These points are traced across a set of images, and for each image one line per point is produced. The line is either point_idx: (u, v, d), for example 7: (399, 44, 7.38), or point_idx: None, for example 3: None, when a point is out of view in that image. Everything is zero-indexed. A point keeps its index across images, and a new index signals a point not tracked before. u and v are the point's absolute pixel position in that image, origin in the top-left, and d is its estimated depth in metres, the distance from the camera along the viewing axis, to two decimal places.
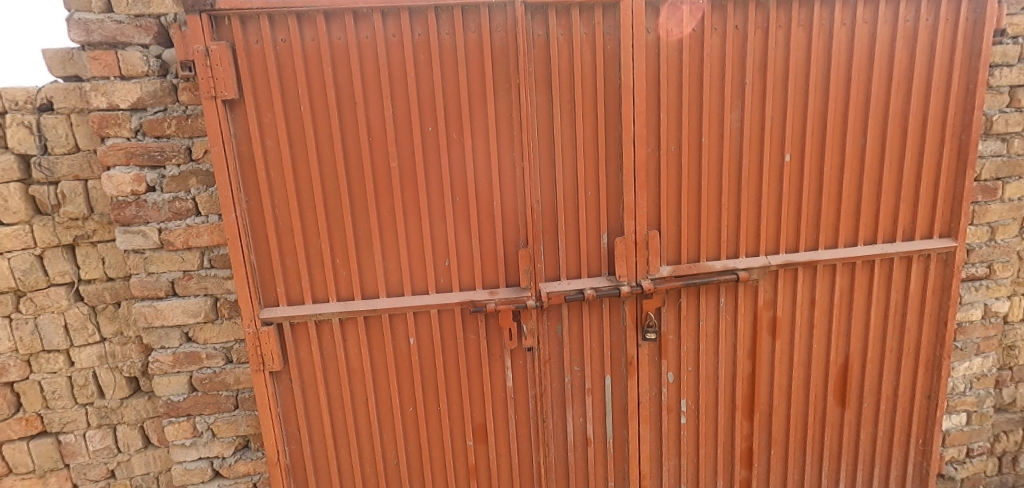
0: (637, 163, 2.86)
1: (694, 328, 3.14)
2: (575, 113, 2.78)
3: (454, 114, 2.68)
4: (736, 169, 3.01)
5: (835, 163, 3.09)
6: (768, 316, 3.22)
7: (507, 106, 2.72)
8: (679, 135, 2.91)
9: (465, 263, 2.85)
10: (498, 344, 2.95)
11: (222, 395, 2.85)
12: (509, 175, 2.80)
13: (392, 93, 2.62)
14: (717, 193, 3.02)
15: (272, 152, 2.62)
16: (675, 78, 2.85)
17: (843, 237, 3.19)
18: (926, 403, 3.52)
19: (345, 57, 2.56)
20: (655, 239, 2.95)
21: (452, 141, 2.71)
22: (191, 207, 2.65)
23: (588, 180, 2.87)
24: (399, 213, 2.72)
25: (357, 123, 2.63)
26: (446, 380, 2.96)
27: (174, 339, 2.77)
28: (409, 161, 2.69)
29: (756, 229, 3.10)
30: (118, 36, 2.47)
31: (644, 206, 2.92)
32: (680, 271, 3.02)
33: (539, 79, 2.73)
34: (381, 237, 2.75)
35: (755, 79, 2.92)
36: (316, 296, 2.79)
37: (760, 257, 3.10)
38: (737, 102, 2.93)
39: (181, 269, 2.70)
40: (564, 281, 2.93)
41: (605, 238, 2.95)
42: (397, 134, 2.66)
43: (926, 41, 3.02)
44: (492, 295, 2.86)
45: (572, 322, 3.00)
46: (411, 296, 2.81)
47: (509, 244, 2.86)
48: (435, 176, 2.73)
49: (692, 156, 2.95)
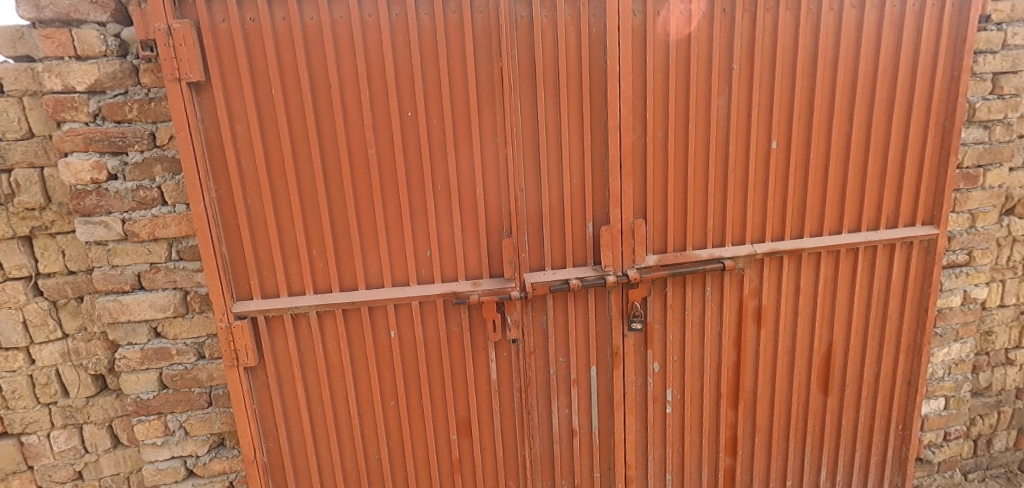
0: (623, 150, 2.80)
1: (680, 318, 3.11)
2: (559, 99, 2.70)
3: (434, 99, 2.58)
4: (723, 157, 2.96)
5: (821, 150, 3.06)
6: (753, 305, 3.20)
7: (489, 91, 2.62)
8: (665, 121, 2.84)
9: (448, 253, 2.76)
10: (481, 336, 2.88)
11: (195, 392, 2.74)
12: (492, 163, 2.71)
13: (369, 77, 2.50)
14: (704, 181, 2.97)
15: (242, 138, 2.49)
16: (662, 63, 2.78)
17: (828, 226, 3.17)
18: (906, 389, 3.56)
19: (318, 38, 2.44)
20: (641, 227, 2.90)
21: (433, 127, 2.61)
22: (157, 196, 2.52)
23: (573, 167, 2.80)
24: (378, 202, 2.62)
25: (332, 109, 2.51)
26: (429, 373, 2.88)
27: (141, 335, 2.64)
28: (388, 148, 2.59)
29: (742, 217, 3.06)
30: (71, 12, 2.30)
31: (630, 194, 2.86)
32: (666, 260, 2.97)
33: (522, 63, 2.64)
34: (359, 227, 2.65)
35: (743, 65, 2.86)
36: (292, 288, 2.68)
37: (746, 246, 3.07)
38: (723, 88, 2.87)
39: (148, 262, 2.57)
40: (548, 271, 2.87)
41: (590, 227, 2.88)
42: (375, 119, 2.55)
43: (912, 26, 2.99)
44: (475, 286, 2.78)
45: (557, 312, 2.94)
46: (391, 288, 2.72)
47: (493, 234, 2.78)
48: (415, 164, 2.63)
49: (679, 143, 2.89)
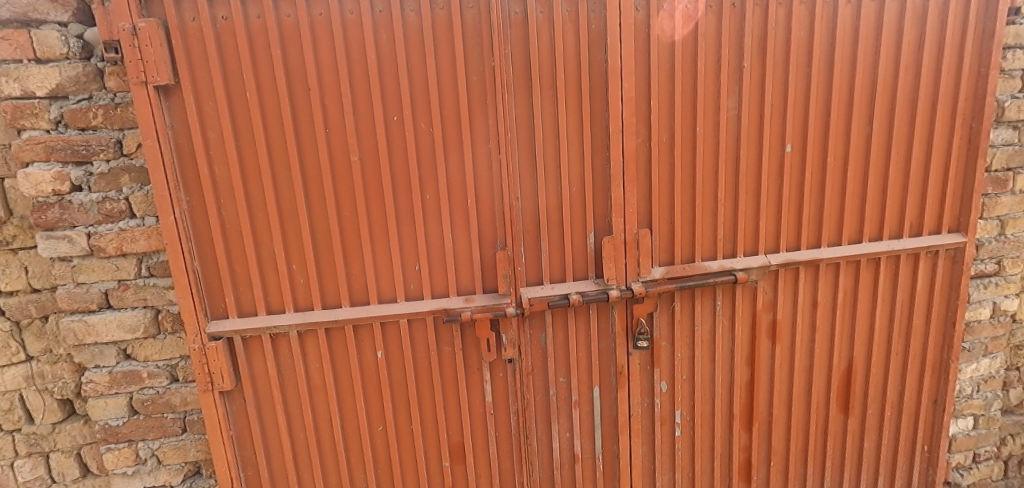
0: (626, 155, 2.61)
1: (689, 334, 2.90)
2: (557, 100, 2.51)
3: (422, 102, 2.40)
4: (734, 161, 2.76)
5: (838, 153, 2.86)
6: (768, 320, 2.98)
7: (481, 93, 2.44)
8: (671, 124, 2.65)
9: (438, 267, 2.57)
10: (475, 356, 2.68)
11: (168, 418, 2.55)
12: (485, 170, 2.52)
13: (351, 78, 2.33)
14: (713, 188, 2.77)
15: (216, 145, 2.32)
16: (667, 62, 2.59)
17: (847, 234, 2.96)
18: (933, 408, 3.32)
19: (295, 37, 2.26)
20: (646, 238, 2.70)
21: (420, 132, 2.42)
22: (124, 208, 2.34)
23: (572, 174, 2.61)
24: (362, 213, 2.43)
25: (311, 112, 2.33)
26: (419, 396, 2.68)
27: (109, 357, 2.47)
28: (372, 154, 2.40)
29: (755, 226, 2.86)
30: (30, 12, 2.15)
31: (634, 202, 2.67)
32: (673, 273, 2.77)
33: (516, 62, 2.46)
34: (342, 240, 2.46)
35: (754, 62, 2.67)
36: (271, 306, 2.50)
37: (759, 256, 2.86)
38: (733, 88, 2.68)
39: (115, 278, 2.40)
40: (547, 285, 2.67)
41: (592, 238, 2.68)
42: (358, 124, 2.37)
43: (936, 20, 2.79)
44: (468, 302, 2.58)
45: (557, 329, 2.74)
46: (377, 305, 2.53)
47: (486, 246, 2.59)
48: (401, 172, 2.44)
49: (686, 147, 2.70)
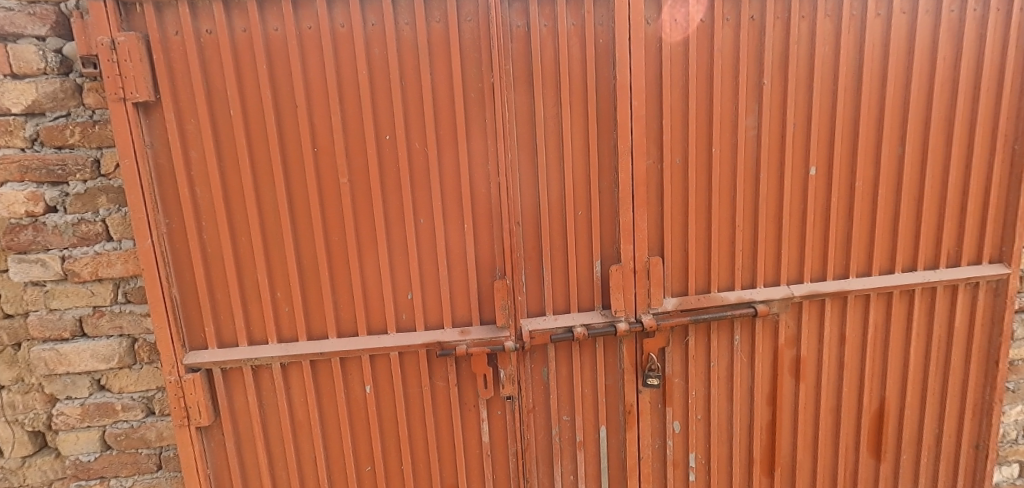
0: (636, 177, 2.43)
1: (704, 371, 2.68)
2: (561, 119, 2.35)
3: (417, 120, 2.25)
4: (753, 184, 2.57)
5: (867, 177, 2.65)
6: (791, 356, 2.75)
7: (479, 111, 2.29)
8: (685, 144, 2.47)
9: (432, 296, 2.39)
10: (471, 392, 2.48)
11: (142, 454, 2.40)
12: (484, 193, 2.35)
13: (341, 94, 2.19)
14: (730, 213, 2.57)
15: (197, 165, 2.19)
16: (681, 78, 2.42)
17: (878, 264, 2.73)
18: (974, 454, 3.03)
19: (283, 51, 2.13)
20: (657, 266, 2.51)
21: (414, 152, 2.27)
22: (101, 230, 2.21)
23: (578, 197, 2.43)
24: (352, 238, 2.28)
25: (298, 130, 2.20)
26: (411, 434, 2.49)
27: (82, 388, 2.33)
28: (362, 175, 2.26)
29: (776, 255, 2.65)
30: (6, 26, 2.05)
31: (645, 228, 2.48)
32: (687, 304, 2.56)
33: (518, 79, 2.30)
34: (330, 266, 2.31)
35: (775, 79, 2.49)
36: (254, 336, 2.34)
37: (781, 287, 2.65)
38: (752, 106, 2.50)
39: (90, 305, 2.26)
40: (549, 316, 2.48)
41: (598, 266, 2.49)
42: (348, 143, 2.23)
43: (974, 34, 2.59)
44: (463, 335, 2.39)
45: (560, 364, 2.54)
46: (367, 336, 2.37)
47: (484, 274, 2.41)
48: (393, 194, 2.29)
49: (701, 169, 2.51)
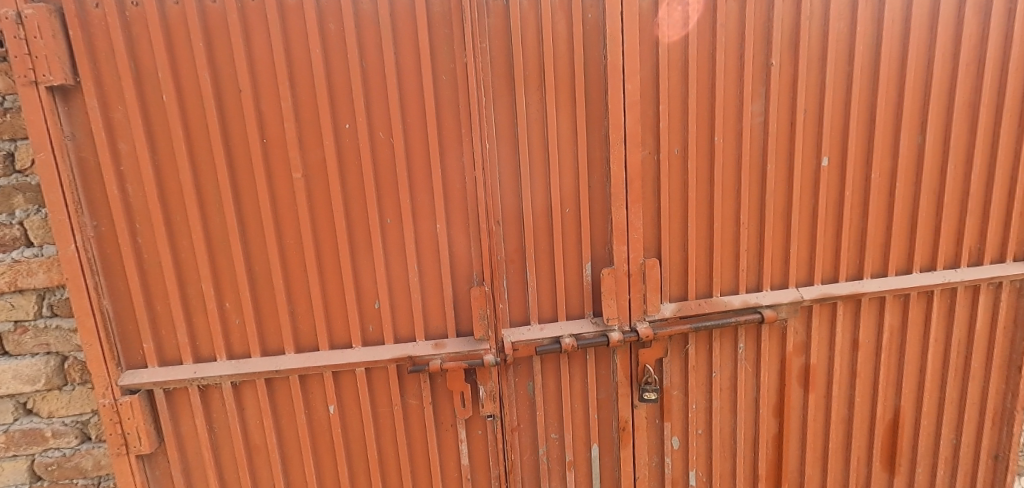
0: (630, 170, 2.17)
1: (705, 382, 2.44)
2: (546, 105, 2.09)
3: (381, 107, 1.99)
4: (759, 177, 2.32)
5: (884, 168, 2.40)
6: (800, 364, 2.52)
7: (452, 96, 2.02)
8: (684, 133, 2.22)
9: (402, 305, 2.13)
10: (447, 410, 2.23)
11: (78, 484, 2.13)
12: (459, 189, 2.09)
13: (293, 78, 1.93)
14: (734, 210, 2.32)
15: (127, 159, 1.91)
16: (679, 59, 2.17)
17: (895, 263, 2.49)
18: (994, 465, 2.82)
19: (223, 26, 1.86)
20: (654, 269, 2.26)
21: (377, 143, 2.01)
22: (18, 235, 1.93)
23: (565, 192, 2.17)
24: (308, 240, 2.02)
25: (244, 119, 1.93)
26: (381, 456, 2.24)
27: (6, 413, 2.05)
28: (319, 169, 1.99)
29: (784, 255, 2.40)
30: None
31: (640, 227, 2.22)
32: (687, 311, 2.32)
33: (496, 59, 2.04)
34: (285, 272, 2.05)
35: (784, 60, 2.24)
36: (200, 352, 2.08)
37: (790, 290, 2.41)
38: (759, 90, 2.25)
39: (11, 319, 1.99)
40: (535, 326, 2.22)
41: (588, 270, 2.24)
42: (302, 133, 1.97)
43: (1004, 9, 2.34)
44: (438, 348, 2.13)
45: (547, 378, 2.29)
46: (329, 351, 2.10)
47: (460, 280, 2.15)
48: (356, 191, 2.03)
49: (701, 161, 2.26)
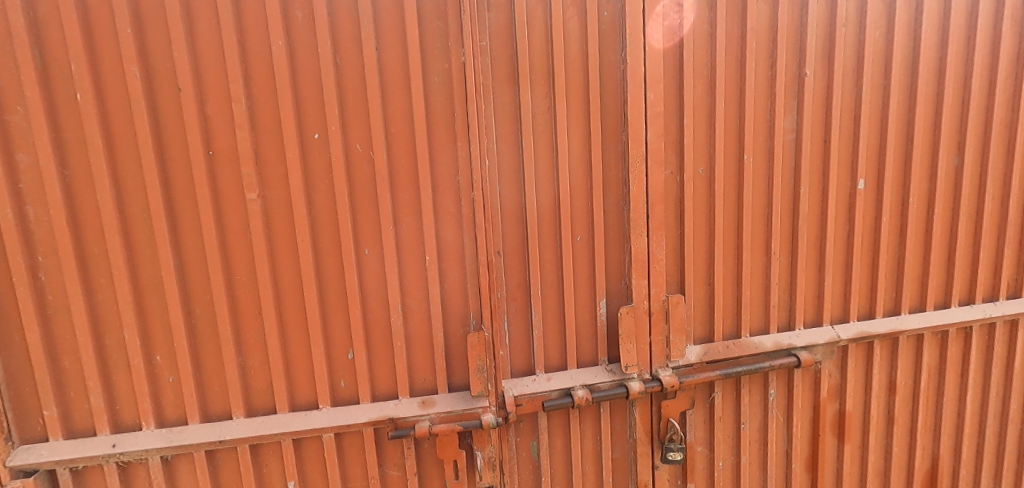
0: (651, 192, 1.87)
1: (732, 436, 2.12)
2: (556, 115, 1.77)
3: (360, 113, 1.63)
4: (790, 201, 2.05)
5: (921, 192, 2.18)
6: (834, 411, 2.23)
7: (446, 102, 1.68)
8: (710, 150, 1.94)
9: (382, 355, 1.74)
10: (436, 481, 1.83)
11: None
12: (453, 213, 1.73)
13: (249, 76, 1.56)
14: (764, 237, 2.05)
15: (28, 173, 1.49)
16: (706, 67, 1.90)
17: (933, 296, 2.25)
18: None
19: (160, 9, 1.49)
20: (678, 307, 1.94)
21: (354, 157, 1.64)
22: None
23: (576, 217, 1.84)
24: (265, 276, 1.62)
25: (185, 126, 1.54)
26: None
27: None
28: (280, 188, 1.61)
29: (817, 288, 2.13)
30: None
31: (662, 257, 1.92)
32: (714, 355, 2.01)
33: (498, 60, 1.72)
34: (235, 316, 1.64)
35: (818, 70, 2.00)
36: (121, 420, 1.63)
37: (825, 329, 2.13)
38: (790, 103, 2.00)
39: None
40: (541, 376, 1.86)
41: (603, 308, 1.91)
42: (260, 145, 1.59)
43: None
44: (426, 407, 1.74)
45: (554, 437, 1.92)
46: (289, 414, 1.69)
47: (453, 323, 1.78)
48: (327, 215, 1.65)
49: (729, 183, 1.98)
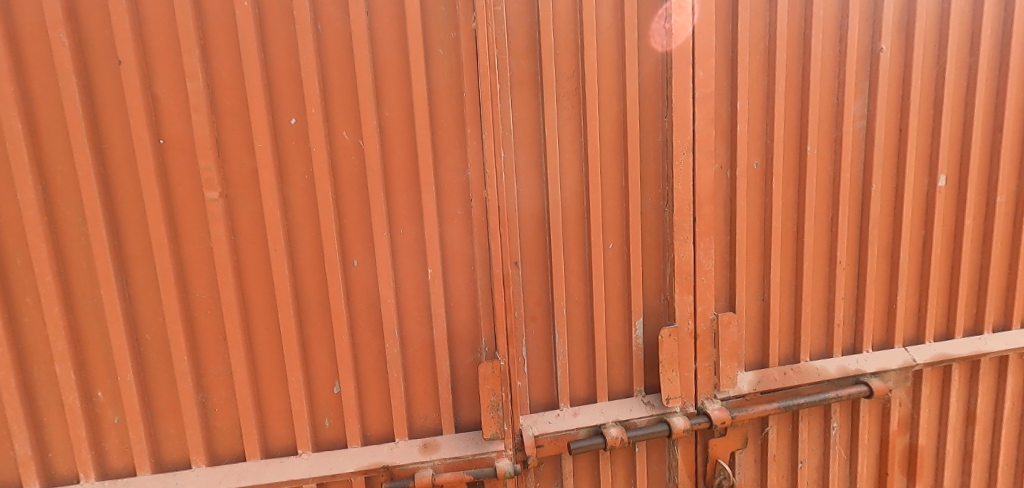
0: (698, 190, 1.56)
1: (787, 477, 1.80)
2: (586, 97, 1.45)
3: (346, 93, 1.32)
4: (858, 201, 1.73)
5: (1010, 190, 1.85)
6: (904, 446, 1.90)
7: (452, 80, 1.37)
8: (766, 140, 1.62)
9: (374, 389, 1.43)
10: None
11: None
12: (460, 216, 1.42)
13: (208, 45, 1.25)
14: (827, 244, 1.73)
15: None
16: (762, 40, 1.58)
17: (1019, 312, 1.92)
18: None
19: None
20: (728, 328, 1.63)
21: (339, 147, 1.33)
22: None
23: (609, 220, 1.53)
24: (230, 294, 1.32)
25: (128, 109, 1.24)
26: None
27: None
28: (247, 185, 1.31)
29: (887, 303, 1.81)
30: None
31: (710, 268, 1.60)
32: (770, 383, 1.69)
33: (515, 28, 1.40)
34: (193, 343, 1.33)
35: (894, 45, 1.68)
36: (54, 471, 1.33)
37: (898, 352, 1.81)
38: (861, 85, 1.68)
39: None
40: (566, 411, 1.55)
41: (640, 330, 1.59)
42: (223, 132, 1.28)
43: None
44: (428, 452, 1.43)
45: (581, 483, 1.61)
46: (261, 462, 1.38)
47: (461, 349, 1.46)
48: (306, 219, 1.34)
49: (787, 180, 1.67)
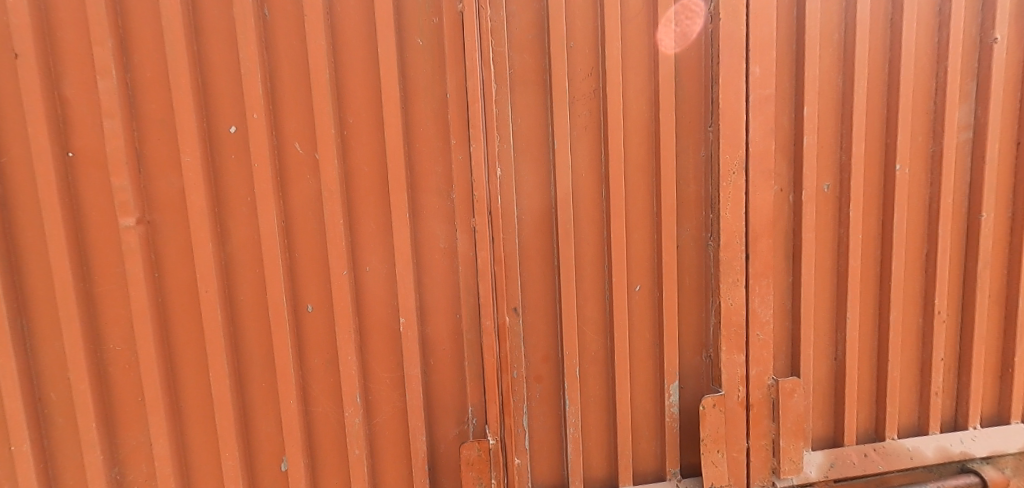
0: (752, 220, 1.21)
1: None
2: (606, 100, 1.14)
3: (300, 95, 1.05)
4: (961, 234, 1.35)
5: None
6: None
7: (435, 79, 1.09)
8: (841, 156, 1.27)
9: (331, 465, 1.13)
10: None
11: None
12: (443, 250, 1.12)
13: (128, 35, 1.00)
14: (920, 289, 1.35)
15: None
16: (837, 29, 1.24)
17: None
18: None
19: None
20: (790, 397, 1.26)
21: (289, 163, 1.06)
22: None
23: (636, 256, 1.20)
24: (150, 345, 1.05)
25: (27, 112, 0.98)
26: None
27: None
28: (173, 209, 1.04)
29: (999, 366, 1.41)
30: None
31: (767, 320, 1.25)
32: (847, 470, 1.31)
33: (516, 15, 1.11)
34: (106, 405, 1.07)
35: (1010, 36, 1.31)
36: None
37: (1017, 430, 1.40)
38: (965, 87, 1.31)
39: None
40: None
41: (675, 397, 1.24)
42: (146, 143, 1.02)
43: None
44: None
45: None
46: None
47: (442, 418, 1.16)
48: (248, 252, 1.07)
49: (869, 206, 1.30)
